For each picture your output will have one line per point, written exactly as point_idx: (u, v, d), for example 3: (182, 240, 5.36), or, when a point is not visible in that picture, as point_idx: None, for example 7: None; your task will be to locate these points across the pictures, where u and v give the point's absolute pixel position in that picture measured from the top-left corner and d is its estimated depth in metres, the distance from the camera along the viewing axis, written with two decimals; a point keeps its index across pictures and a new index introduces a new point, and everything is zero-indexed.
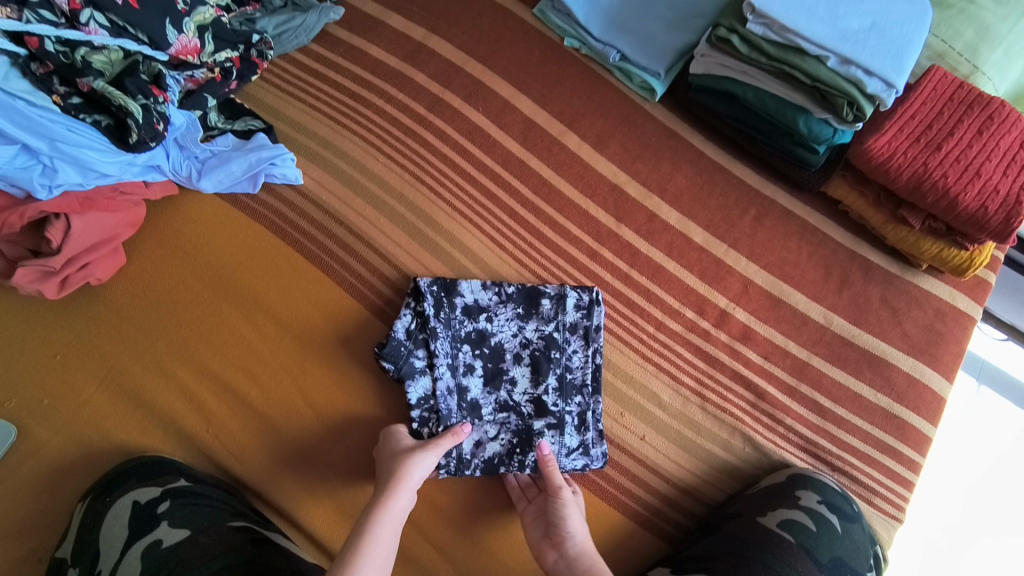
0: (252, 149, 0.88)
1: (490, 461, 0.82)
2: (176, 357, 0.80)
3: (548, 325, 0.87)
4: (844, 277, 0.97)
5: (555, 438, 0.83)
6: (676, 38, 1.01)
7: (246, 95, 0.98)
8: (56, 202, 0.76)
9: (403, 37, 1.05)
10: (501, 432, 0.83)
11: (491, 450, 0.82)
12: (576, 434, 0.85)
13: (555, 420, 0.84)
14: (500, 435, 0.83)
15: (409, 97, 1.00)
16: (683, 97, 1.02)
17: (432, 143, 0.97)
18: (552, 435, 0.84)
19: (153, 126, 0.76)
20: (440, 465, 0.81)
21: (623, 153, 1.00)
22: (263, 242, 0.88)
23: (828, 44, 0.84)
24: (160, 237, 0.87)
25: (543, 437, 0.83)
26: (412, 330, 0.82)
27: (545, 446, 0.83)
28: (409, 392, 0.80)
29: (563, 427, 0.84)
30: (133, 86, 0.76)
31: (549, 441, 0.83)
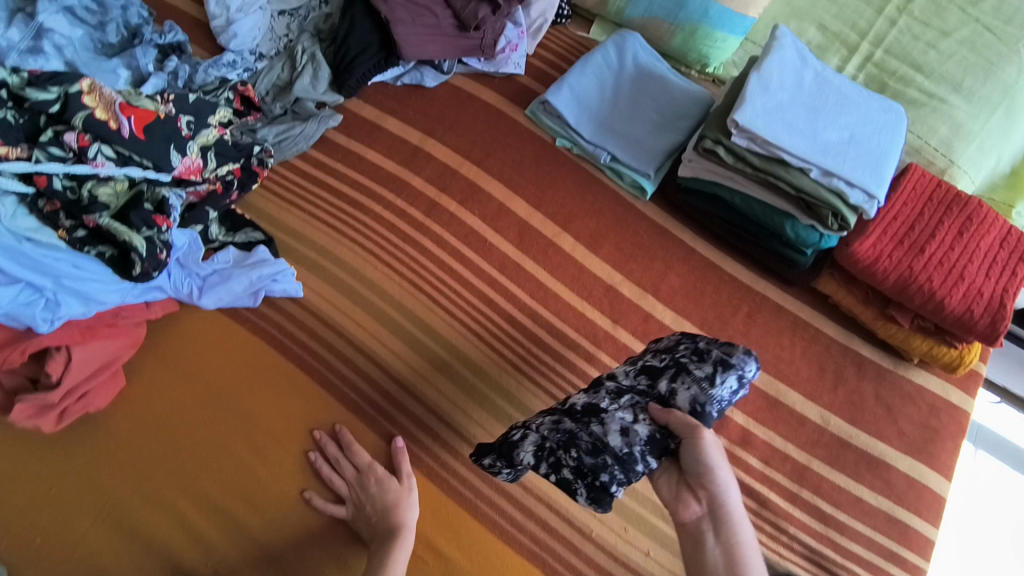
0: (254, 266, 0.89)
1: (652, 437, 0.74)
2: (175, 486, 0.80)
3: (631, 363, 0.85)
4: (838, 374, 0.98)
5: (684, 381, 0.77)
6: (665, 140, 1.05)
7: (248, 205, 0.99)
8: (57, 334, 0.76)
9: (400, 140, 1.07)
10: (636, 412, 0.77)
11: (645, 430, 0.75)
12: (705, 365, 0.78)
13: (672, 369, 0.79)
14: (639, 416, 0.77)
15: (406, 202, 1.02)
16: (673, 196, 1.04)
17: (430, 248, 0.98)
18: (682, 382, 0.77)
19: (156, 256, 0.77)
20: (613, 487, 0.74)
21: (617, 254, 1.03)
22: (262, 360, 0.89)
23: (811, 157, 0.86)
24: (159, 358, 0.87)
25: (678, 389, 0.77)
26: (496, 423, 0.84)
27: (685, 393, 0.76)
28: (520, 451, 0.78)
29: (686, 368, 0.78)
30: (138, 219, 0.77)
31: (684, 389, 0.77)
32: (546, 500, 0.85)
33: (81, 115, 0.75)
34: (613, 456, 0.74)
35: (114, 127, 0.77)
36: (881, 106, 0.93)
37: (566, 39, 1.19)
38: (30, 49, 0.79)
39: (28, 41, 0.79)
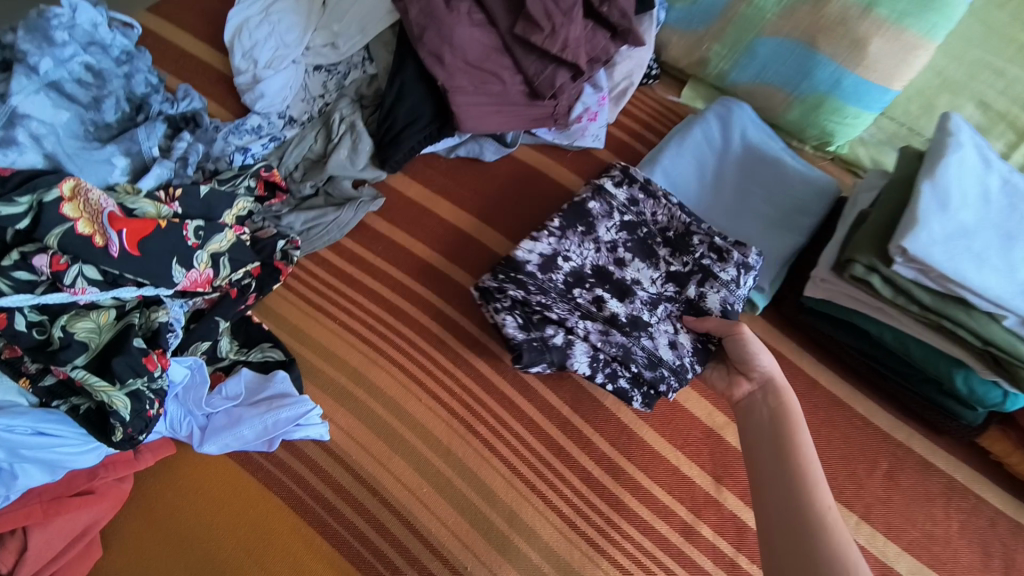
0: (271, 407, 0.71)
1: (698, 347, 0.76)
2: None
3: (613, 215, 0.84)
4: (1010, 564, 0.75)
5: (715, 285, 0.78)
6: (785, 244, 0.84)
7: (265, 311, 0.82)
8: (14, 514, 0.60)
9: (452, 229, 0.88)
10: (675, 323, 0.78)
11: (685, 339, 0.77)
12: (726, 266, 0.80)
13: (697, 273, 0.80)
14: (677, 327, 0.78)
15: (459, 311, 0.82)
16: (791, 314, 0.84)
17: (487, 375, 0.79)
18: (711, 287, 0.79)
19: (144, 415, 0.59)
20: (669, 390, 0.75)
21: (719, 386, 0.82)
22: (274, 522, 0.70)
23: (1009, 303, 0.65)
24: (147, 517, 0.69)
25: (708, 294, 0.78)
26: (523, 325, 0.75)
27: (714, 299, 0.78)
28: (575, 363, 0.74)
29: (711, 272, 0.80)
30: (123, 367, 0.58)
31: (714, 294, 0.78)
32: None
33: (57, 231, 0.58)
34: (669, 368, 0.75)
35: (100, 245, 0.60)
36: None
37: (654, 103, 0.99)
38: (0, 140, 0.62)
39: None
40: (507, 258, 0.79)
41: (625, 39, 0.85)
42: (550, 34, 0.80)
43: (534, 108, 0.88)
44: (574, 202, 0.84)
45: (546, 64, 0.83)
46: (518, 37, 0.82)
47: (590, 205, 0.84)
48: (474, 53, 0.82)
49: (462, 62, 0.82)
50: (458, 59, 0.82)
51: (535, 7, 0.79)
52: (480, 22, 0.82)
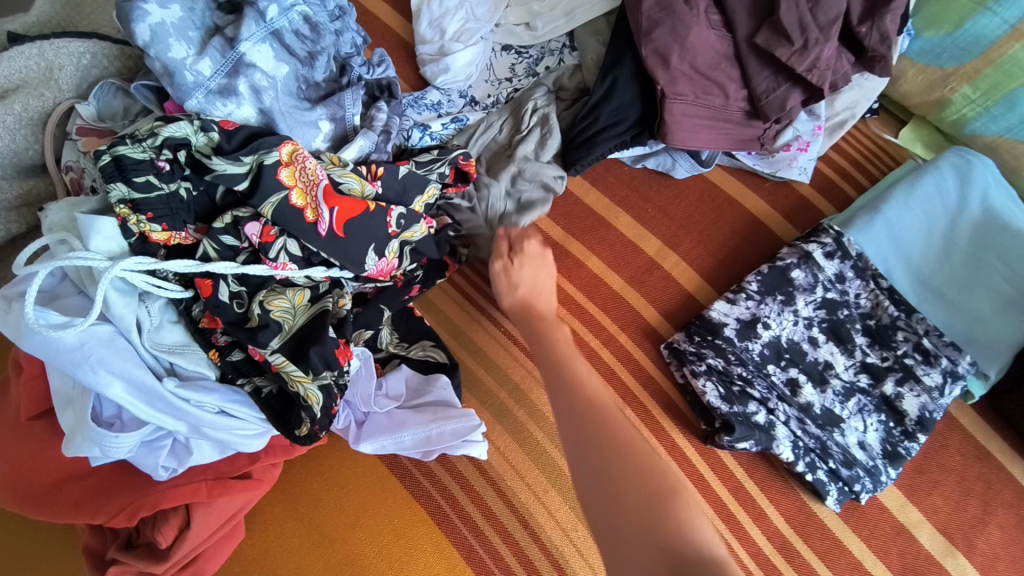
0: (435, 419, 0.66)
1: (891, 448, 0.70)
2: None
3: (816, 289, 0.75)
4: None
5: (916, 388, 0.70)
6: (1018, 330, 0.73)
7: (428, 305, 0.76)
8: (179, 489, 0.55)
9: (632, 248, 0.80)
10: (870, 420, 0.71)
11: (876, 439, 0.70)
12: (932, 370, 0.71)
13: (899, 372, 0.72)
14: (873, 423, 0.71)
15: (631, 340, 0.75)
16: (1013, 412, 0.73)
17: (658, 415, 0.71)
18: (910, 388, 0.71)
19: (331, 412, 0.55)
20: (859, 491, 0.68)
21: (914, 478, 0.71)
22: (417, 538, 0.65)
23: None
24: (290, 505, 0.65)
25: (906, 396, 0.71)
26: (724, 394, 0.69)
27: (912, 402, 0.71)
28: (779, 447, 0.67)
29: (914, 373, 0.71)
30: (318, 358, 0.54)
31: (914, 397, 0.71)
32: None
33: (273, 200, 0.55)
34: (864, 468, 0.68)
35: (310, 221, 0.56)
36: None
37: (867, 141, 0.89)
38: (222, 89, 0.59)
39: (221, 78, 0.59)
40: (698, 320, 0.74)
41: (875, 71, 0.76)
42: (801, 49, 0.71)
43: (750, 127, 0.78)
44: (767, 266, 0.76)
45: (779, 82, 0.75)
46: (758, 48, 0.74)
47: (790, 270, 0.75)
48: (705, 58, 0.74)
49: (693, 67, 0.73)
50: (685, 63, 0.73)
51: (789, 18, 0.71)
52: (718, 24, 0.74)
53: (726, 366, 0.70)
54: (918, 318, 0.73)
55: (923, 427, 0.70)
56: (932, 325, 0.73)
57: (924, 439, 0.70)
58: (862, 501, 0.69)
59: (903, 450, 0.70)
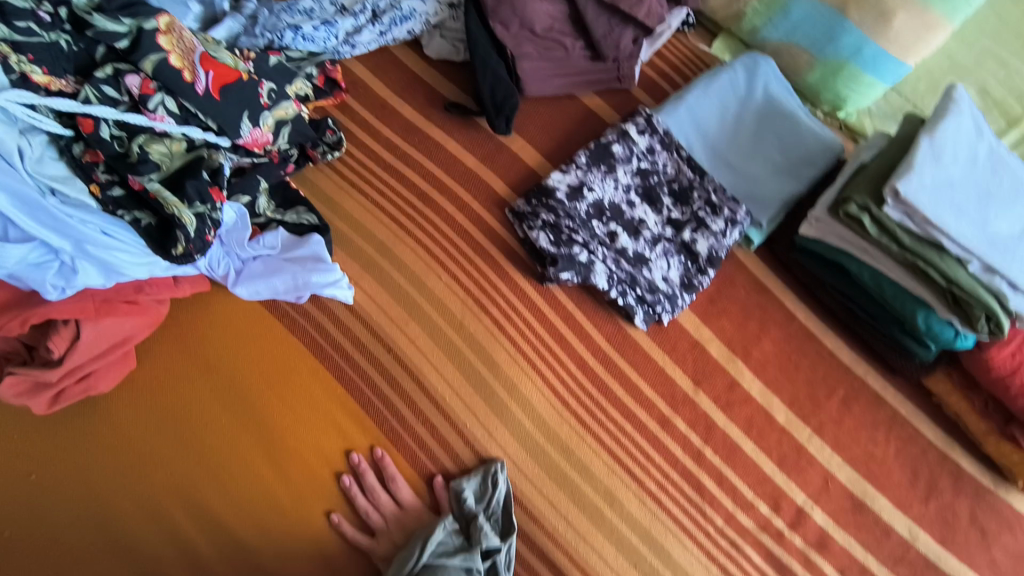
0: (303, 263, 0.76)
1: (687, 281, 0.87)
2: (179, 494, 0.69)
3: (632, 160, 0.91)
4: (932, 484, 0.88)
5: (706, 233, 0.88)
6: (784, 189, 0.92)
7: (303, 180, 0.86)
8: (69, 305, 0.64)
9: (485, 134, 0.93)
10: (672, 260, 0.88)
11: (676, 274, 0.88)
12: (718, 218, 0.89)
13: (694, 221, 0.89)
14: (674, 263, 0.88)
15: (483, 206, 0.88)
16: (783, 253, 0.92)
17: (503, 264, 0.86)
18: (702, 234, 0.88)
19: (204, 237, 0.65)
20: (661, 313, 0.86)
21: (708, 307, 0.90)
22: (292, 362, 0.76)
23: (974, 248, 0.74)
24: (177, 341, 0.74)
25: (699, 240, 0.88)
26: (552, 240, 0.84)
27: (704, 245, 0.88)
28: (596, 277, 0.83)
29: (705, 222, 0.89)
30: (193, 190, 0.64)
31: (705, 240, 0.88)
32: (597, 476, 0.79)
33: (154, 59, 0.63)
34: (665, 295, 0.86)
35: (189, 80, 0.65)
36: None
37: (686, 50, 1.06)
38: None
39: None
40: (536, 187, 0.89)
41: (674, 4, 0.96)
42: None
43: (573, 60, 0.95)
44: (593, 143, 0.91)
45: None
46: None
47: (611, 145, 0.91)
48: None
49: None
50: None
51: None
52: None
53: (556, 219, 0.85)
54: (710, 180, 0.91)
55: (711, 263, 0.88)
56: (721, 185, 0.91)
57: (713, 273, 0.88)
58: (664, 322, 0.86)
59: (696, 282, 0.88)
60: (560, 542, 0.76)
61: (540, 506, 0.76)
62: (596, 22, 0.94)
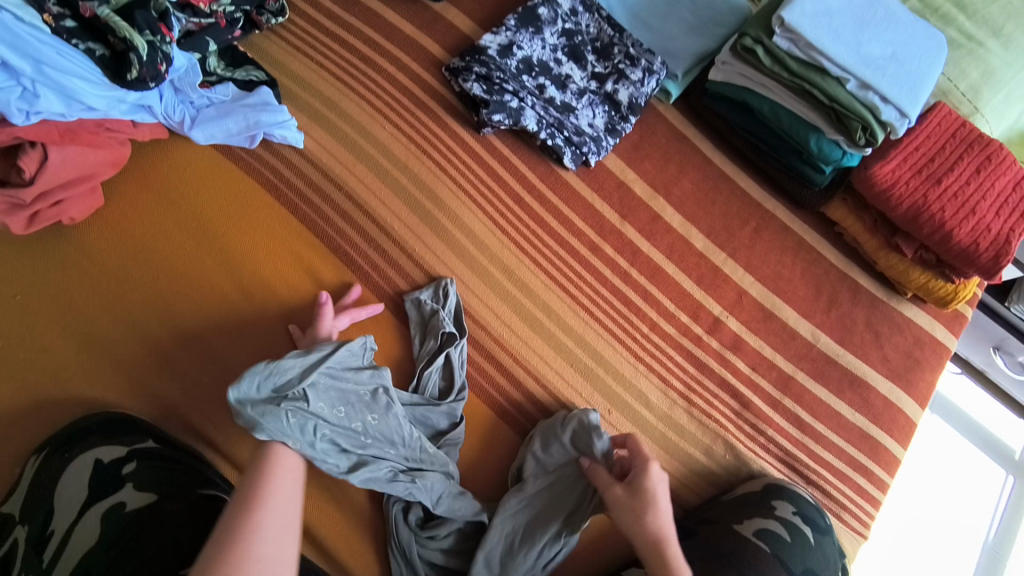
0: (253, 107, 0.83)
1: (611, 126, 0.97)
2: (152, 309, 0.77)
3: (557, 22, 0.99)
4: (833, 297, 0.99)
5: (627, 82, 0.97)
6: (698, 43, 1.00)
7: (252, 45, 0.93)
8: (33, 129, 0.69)
9: (421, 4, 1.00)
10: (597, 109, 0.97)
11: (601, 121, 0.97)
12: (637, 69, 0.98)
13: (616, 74, 0.98)
14: (599, 111, 0.97)
15: (421, 67, 0.96)
16: (697, 103, 1.02)
17: (442, 115, 0.93)
18: (623, 84, 0.97)
19: (156, 66, 0.71)
20: (589, 154, 0.94)
21: (632, 152, 0.99)
22: (248, 198, 0.84)
23: (851, 67, 0.84)
24: (141, 181, 0.81)
25: (621, 89, 0.97)
26: (484, 90, 0.92)
27: (626, 94, 0.97)
28: (527, 120, 0.91)
29: (625, 74, 0.98)
30: (142, 21, 0.70)
31: (626, 89, 0.97)
32: (533, 294, 0.88)
33: None
34: (591, 138, 0.95)
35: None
36: (926, 33, 0.90)
37: None
38: None
39: None
40: (469, 47, 0.96)
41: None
42: None
43: None
44: (521, 7, 0.99)
45: None
46: None
47: (537, 8, 0.98)
48: None
49: None
50: None
51: None
52: None
53: (488, 71, 0.92)
54: (628, 36, 1.00)
55: (632, 110, 0.97)
56: (639, 41, 1.00)
57: (634, 120, 0.98)
58: (591, 165, 0.95)
59: (619, 128, 0.97)
60: (502, 346, 0.85)
61: (483, 317, 0.86)
62: None
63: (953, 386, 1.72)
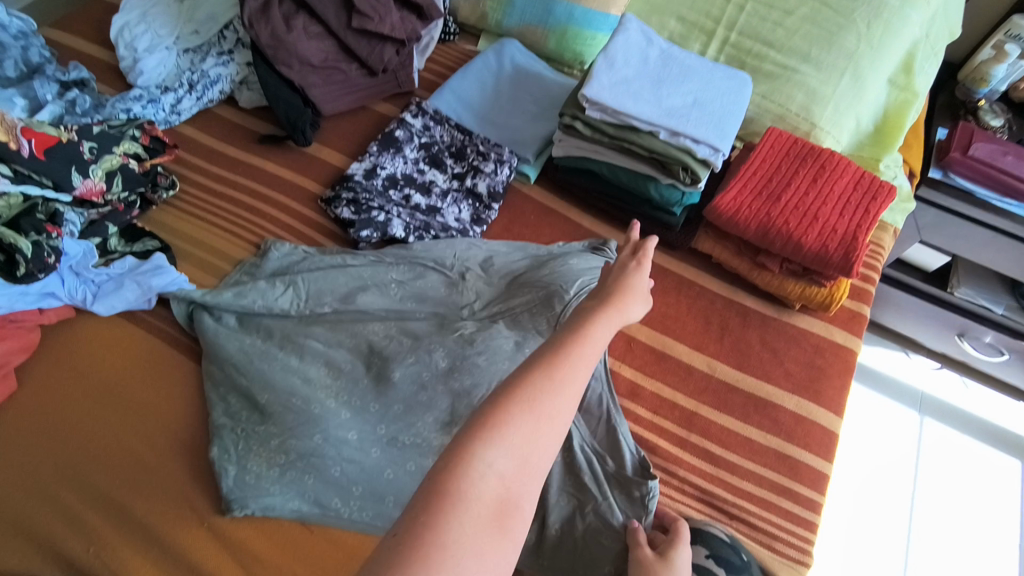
0: (145, 272, 0.95)
1: (475, 217, 1.06)
2: (62, 477, 0.82)
3: (414, 139, 1.12)
4: (724, 325, 1.02)
5: (483, 175, 1.08)
6: (541, 129, 1.12)
7: (148, 220, 1.06)
8: None
9: (297, 153, 1.14)
10: (465, 202, 1.07)
11: (467, 212, 1.07)
12: (487, 162, 1.09)
13: (468, 169, 1.10)
14: (466, 205, 1.07)
15: (302, 204, 1.08)
16: (555, 177, 1.12)
17: (321, 241, 1.04)
18: (482, 177, 1.08)
19: (43, 259, 0.82)
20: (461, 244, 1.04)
21: (505, 235, 1.08)
22: (145, 354, 0.92)
23: (657, 120, 0.93)
24: (51, 360, 0.90)
25: (480, 182, 1.08)
26: (352, 212, 1.03)
27: (486, 185, 1.08)
28: (394, 228, 1.01)
29: (480, 168, 1.09)
30: (29, 225, 0.83)
31: (486, 179, 1.08)
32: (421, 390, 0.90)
33: None
34: (458, 231, 1.04)
35: (14, 148, 0.86)
36: (726, 76, 1.01)
37: (456, 54, 1.30)
38: None
39: None
40: (341, 177, 1.09)
41: (429, 17, 1.18)
42: (378, 20, 1.11)
43: (354, 79, 1.17)
44: (382, 135, 1.13)
45: (374, 45, 1.14)
46: (352, 30, 1.12)
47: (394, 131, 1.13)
48: (315, 55, 1.11)
49: (308, 63, 1.11)
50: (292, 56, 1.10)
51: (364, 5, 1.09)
52: (314, 31, 1.11)
53: (354, 195, 1.03)
54: (477, 136, 1.12)
55: (492, 199, 1.07)
56: (488, 137, 1.12)
57: (497, 207, 1.07)
58: None
59: (484, 216, 1.06)
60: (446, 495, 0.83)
61: None
62: (359, 47, 1.13)
63: (891, 361, 1.69)
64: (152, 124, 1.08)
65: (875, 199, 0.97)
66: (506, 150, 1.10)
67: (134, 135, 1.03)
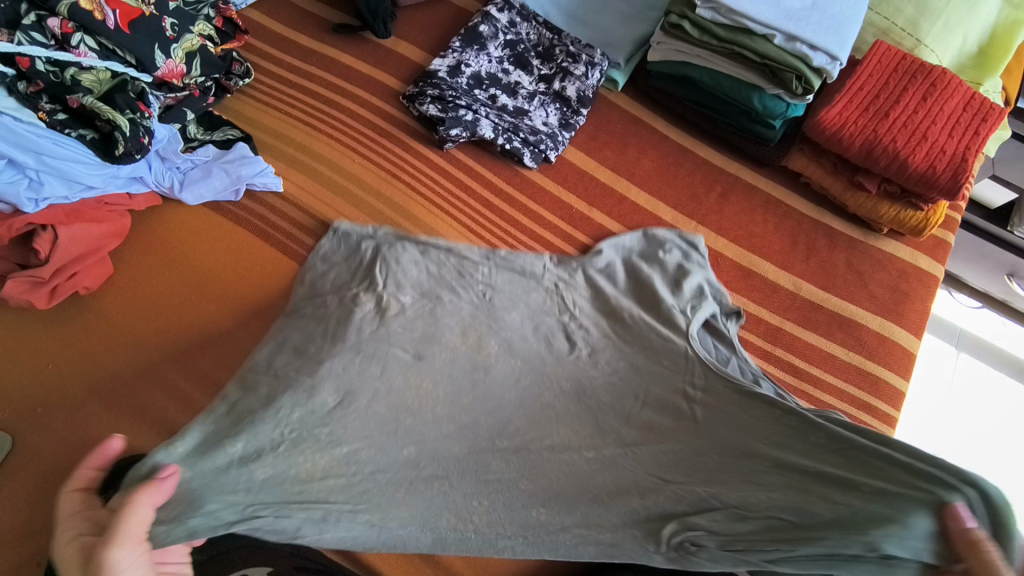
0: (232, 161, 0.93)
1: (562, 121, 1.03)
2: (166, 360, 0.83)
3: (498, 36, 1.06)
4: (810, 246, 1.01)
5: (572, 77, 1.03)
6: (634, 30, 1.06)
7: (225, 108, 1.02)
8: (42, 214, 0.79)
9: (373, 44, 1.09)
10: (551, 106, 1.04)
11: (553, 117, 1.03)
12: (577, 64, 1.04)
13: (557, 72, 1.05)
14: (552, 109, 1.04)
15: (382, 100, 1.04)
16: (644, 84, 1.07)
17: (404, 139, 1.01)
18: (570, 81, 1.04)
19: (139, 139, 0.80)
20: (547, 150, 1.00)
21: (591, 142, 1.04)
22: (235, 245, 0.91)
23: (774, 23, 0.88)
24: (143, 246, 0.89)
25: (569, 85, 1.03)
26: (438, 109, 0.99)
27: (574, 89, 1.03)
28: (483, 126, 0.98)
29: (569, 71, 1.05)
30: (123, 102, 0.80)
31: (575, 83, 1.03)
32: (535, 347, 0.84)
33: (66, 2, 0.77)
34: (547, 135, 1.01)
35: (99, 18, 0.80)
36: None
37: None
38: None
39: None
40: (424, 71, 1.03)
41: None
42: None
43: None
44: (464, 29, 1.06)
45: None
46: None
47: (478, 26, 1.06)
48: None
49: None
50: None
51: None
52: None
53: (440, 92, 0.99)
54: (566, 36, 1.07)
55: (580, 104, 1.03)
56: (576, 39, 1.07)
57: (585, 112, 1.04)
58: (550, 161, 1.01)
59: (572, 122, 1.03)
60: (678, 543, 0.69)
61: None
62: None
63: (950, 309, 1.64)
64: (226, 5, 1.01)
65: (987, 120, 0.94)
66: (597, 52, 1.05)
67: (209, 14, 0.98)
